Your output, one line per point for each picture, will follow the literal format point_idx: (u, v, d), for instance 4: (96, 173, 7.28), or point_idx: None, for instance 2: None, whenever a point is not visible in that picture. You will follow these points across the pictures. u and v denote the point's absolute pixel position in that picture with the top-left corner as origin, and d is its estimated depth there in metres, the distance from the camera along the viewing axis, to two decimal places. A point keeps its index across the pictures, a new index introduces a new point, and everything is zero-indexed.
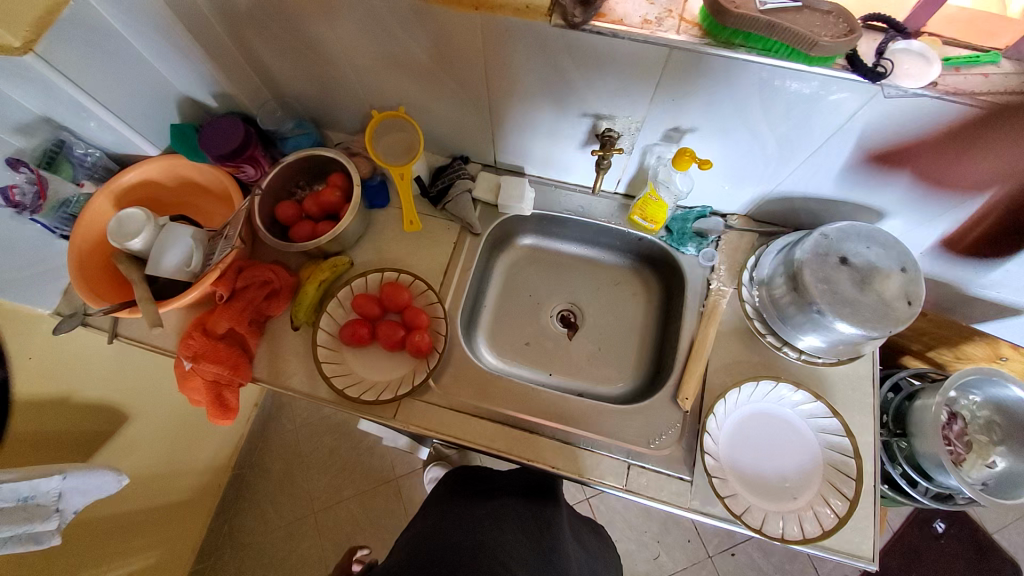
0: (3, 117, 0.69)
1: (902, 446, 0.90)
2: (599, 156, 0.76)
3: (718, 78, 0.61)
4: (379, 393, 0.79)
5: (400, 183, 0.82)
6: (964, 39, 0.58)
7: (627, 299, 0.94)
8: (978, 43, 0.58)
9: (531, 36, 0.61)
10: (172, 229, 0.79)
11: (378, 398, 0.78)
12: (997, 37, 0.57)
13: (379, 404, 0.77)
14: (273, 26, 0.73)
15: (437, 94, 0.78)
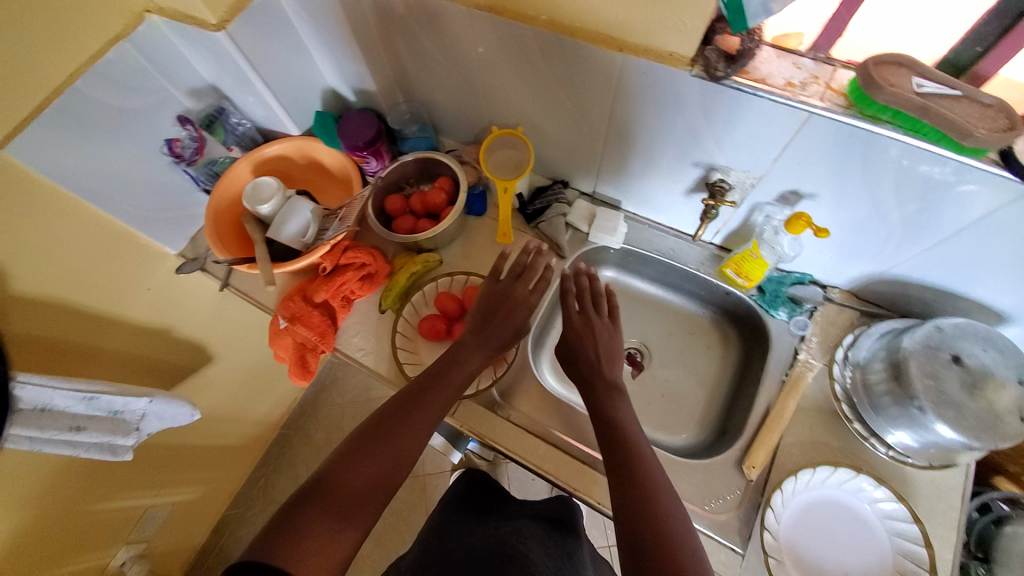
0: (179, 75, 0.84)
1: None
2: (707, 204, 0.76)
3: (850, 149, 0.60)
4: None
5: (501, 196, 0.87)
6: None
7: (700, 350, 0.92)
8: None
9: (666, 81, 0.64)
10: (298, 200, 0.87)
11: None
12: None
13: None
14: (425, 39, 0.80)
15: (557, 120, 0.81)
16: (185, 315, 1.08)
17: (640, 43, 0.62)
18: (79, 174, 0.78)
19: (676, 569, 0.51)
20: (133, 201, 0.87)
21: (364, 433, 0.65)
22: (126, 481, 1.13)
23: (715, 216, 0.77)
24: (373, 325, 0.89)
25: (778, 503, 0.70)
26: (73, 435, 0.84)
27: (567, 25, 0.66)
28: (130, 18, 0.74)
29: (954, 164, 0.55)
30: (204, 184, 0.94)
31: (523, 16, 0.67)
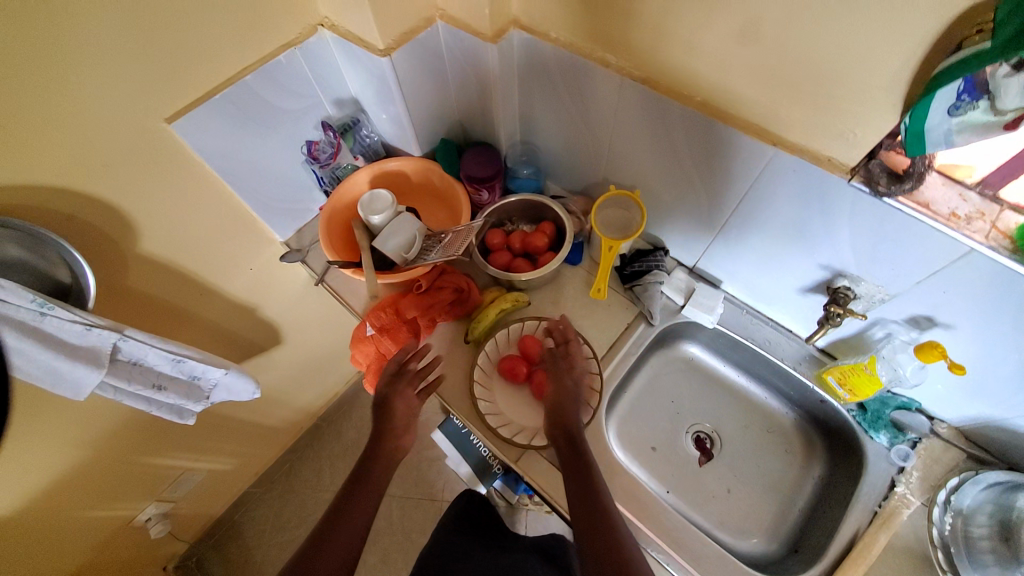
0: (329, 84, 0.90)
1: None
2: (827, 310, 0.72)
3: (1010, 291, 0.56)
4: (514, 433, 0.80)
5: (606, 254, 0.85)
6: None
7: (776, 452, 0.87)
8: None
9: (815, 183, 0.63)
10: (404, 217, 0.90)
11: (511, 438, 0.80)
12: None
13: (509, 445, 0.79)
14: (563, 93, 0.83)
15: (678, 193, 0.81)
16: (270, 298, 1.12)
17: (798, 141, 0.62)
18: (226, 157, 0.84)
19: None
20: (261, 188, 0.93)
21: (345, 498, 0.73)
22: (174, 443, 1.17)
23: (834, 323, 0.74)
24: (450, 350, 0.90)
25: None
26: (154, 393, 0.87)
27: (721, 110, 0.66)
28: (304, 29, 0.81)
29: None
30: (325, 185, 0.99)
31: (675, 92, 0.69)
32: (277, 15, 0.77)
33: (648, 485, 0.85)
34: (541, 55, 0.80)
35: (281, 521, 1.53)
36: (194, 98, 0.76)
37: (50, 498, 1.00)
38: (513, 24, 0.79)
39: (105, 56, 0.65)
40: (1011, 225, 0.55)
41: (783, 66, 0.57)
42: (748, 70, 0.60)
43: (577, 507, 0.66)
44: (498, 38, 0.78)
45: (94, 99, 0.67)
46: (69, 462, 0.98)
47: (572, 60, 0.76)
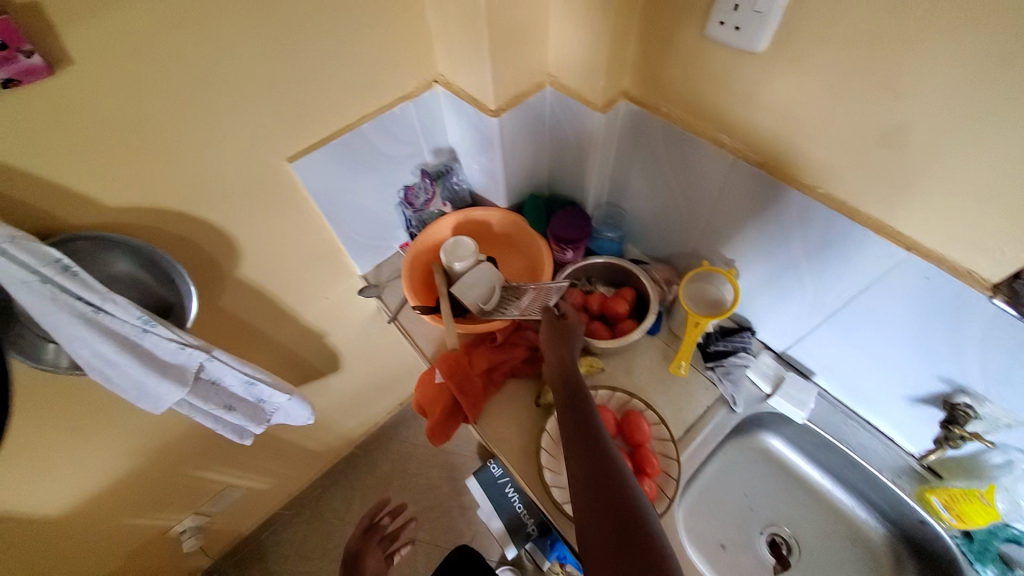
0: (432, 134, 0.93)
1: None
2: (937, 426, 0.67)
3: None
4: None
5: (691, 329, 0.82)
6: None
7: (862, 571, 0.79)
8: None
9: (947, 294, 0.59)
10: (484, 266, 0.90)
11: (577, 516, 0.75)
12: None
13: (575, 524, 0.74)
14: (663, 165, 0.83)
15: (777, 277, 0.78)
16: (339, 327, 1.14)
17: (932, 248, 0.59)
18: (329, 195, 0.87)
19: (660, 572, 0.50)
20: (354, 224, 0.96)
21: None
22: (223, 458, 1.17)
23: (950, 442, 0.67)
24: (518, 409, 0.87)
25: None
26: (223, 413, 0.88)
27: (843, 205, 0.64)
28: (420, 84, 0.85)
29: None
30: (410, 228, 1.00)
31: (793, 181, 0.67)
32: (399, 70, 0.81)
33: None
34: (648, 128, 0.80)
35: (305, 549, 1.50)
36: (314, 140, 0.80)
37: (106, 498, 1.02)
38: (623, 96, 0.80)
39: (248, 99, 0.69)
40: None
41: (926, 173, 0.55)
42: (882, 172, 0.58)
43: (592, 500, 0.58)
44: (607, 108, 0.80)
45: (230, 135, 0.71)
46: (130, 466, 1.00)
47: (680, 137, 0.76)
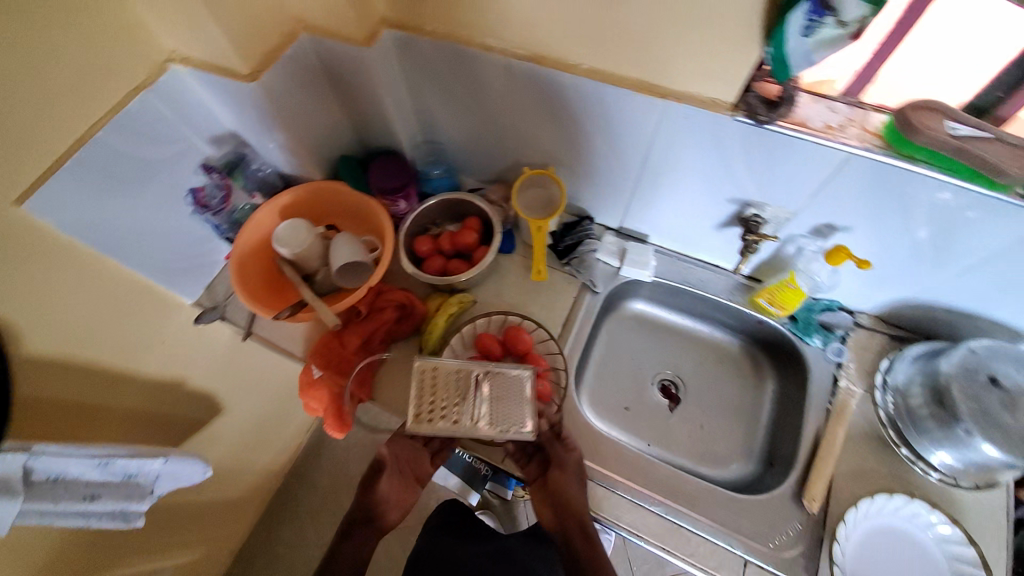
0: (199, 122, 0.81)
1: None
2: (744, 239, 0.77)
3: (885, 184, 0.63)
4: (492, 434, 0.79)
5: (536, 235, 0.84)
6: None
7: (734, 379, 0.92)
8: None
9: (707, 125, 0.66)
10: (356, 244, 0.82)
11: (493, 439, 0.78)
12: None
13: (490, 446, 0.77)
14: (452, 84, 0.81)
15: (588, 159, 0.83)
16: (195, 365, 1.01)
17: (683, 89, 0.64)
18: (97, 227, 0.74)
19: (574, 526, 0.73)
20: (149, 250, 0.84)
21: (375, 490, 0.84)
22: (126, 551, 1.04)
23: (753, 249, 0.79)
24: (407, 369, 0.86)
25: (843, 536, 0.69)
26: (86, 505, 0.74)
27: (608, 73, 0.67)
28: (151, 68, 0.72)
29: (987, 199, 0.58)
30: (226, 231, 0.94)
31: (561, 63, 0.69)
32: (113, 59, 0.67)
33: (630, 444, 0.88)
34: (422, 50, 0.77)
35: None
36: (38, 176, 0.64)
37: None
38: (384, 24, 0.75)
39: None
40: (873, 125, 0.61)
41: (654, 23, 0.58)
42: (622, 32, 0.61)
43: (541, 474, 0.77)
44: (371, 40, 0.75)
45: None
46: None
47: (454, 51, 0.74)
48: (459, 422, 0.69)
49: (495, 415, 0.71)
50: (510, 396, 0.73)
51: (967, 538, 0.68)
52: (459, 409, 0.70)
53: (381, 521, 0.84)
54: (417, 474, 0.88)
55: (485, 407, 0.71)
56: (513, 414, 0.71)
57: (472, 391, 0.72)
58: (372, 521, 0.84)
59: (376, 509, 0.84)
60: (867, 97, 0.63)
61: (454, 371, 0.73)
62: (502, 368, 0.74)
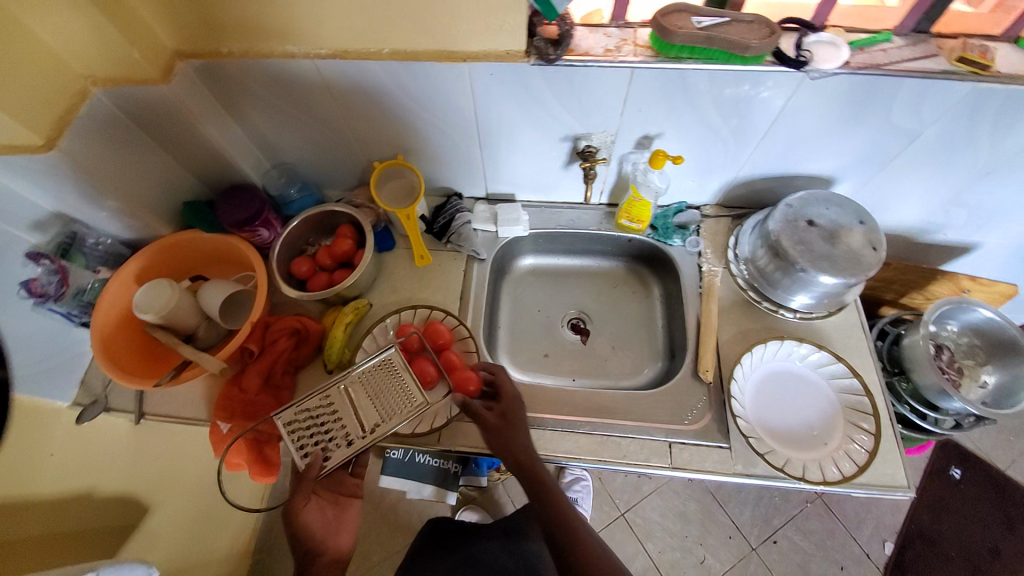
0: (11, 214, 0.71)
1: (904, 385, 0.94)
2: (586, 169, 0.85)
3: (675, 88, 0.71)
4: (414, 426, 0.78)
5: (408, 224, 0.86)
6: (860, 25, 0.70)
7: (627, 296, 1.02)
8: (869, 27, 0.70)
9: (513, 76, 0.72)
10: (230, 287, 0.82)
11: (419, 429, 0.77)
12: (884, 20, 0.69)
13: (423, 433, 0.78)
14: (275, 100, 0.81)
15: (430, 138, 0.86)
16: (104, 471, 0.91)
17: (480, 49, 0.70)
18: None
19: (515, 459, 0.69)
20: None
21: (301, 518, 0.67)
22: None
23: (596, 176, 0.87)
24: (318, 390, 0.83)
25: (737, 392, 0.80)
26: None
27: (410, 50, 0.71)
28: None
29: (748, 75, 0.68)
30: (79, 318, 0.85)
31: (364, 52, 0.72)
32: None
33: (557, 384, 0.94)
34: (226, 74, 0.76)
35: None
36: None
37: None
38: (180, 57, 0.74)
39: None
40: (642, 39, 0.70)
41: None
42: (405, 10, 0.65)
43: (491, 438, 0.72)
44: (169, 75, 0.74)
45: None
46: None
47: (259, 67, 0.75)
48: (354, 440, 0.69)
49: (382, 411, 0.72)
50: (384, 388, 0.74)
51: (831, 356, 0.81)
52: (345, 428, 0.70)
53: (334, 552, 0.69)
54: (344, 487, 0.75)
55: (365, 415, 0.71)
56: (396, 403, 0.73)
57: (348, 405, 0.72)
58: (316, 558, 0.67)
59: (312, 543, 0.67)
60: (631, 15, 0.71)
61: (319, 398, 0.72)
62: (365, 374, 0.75)
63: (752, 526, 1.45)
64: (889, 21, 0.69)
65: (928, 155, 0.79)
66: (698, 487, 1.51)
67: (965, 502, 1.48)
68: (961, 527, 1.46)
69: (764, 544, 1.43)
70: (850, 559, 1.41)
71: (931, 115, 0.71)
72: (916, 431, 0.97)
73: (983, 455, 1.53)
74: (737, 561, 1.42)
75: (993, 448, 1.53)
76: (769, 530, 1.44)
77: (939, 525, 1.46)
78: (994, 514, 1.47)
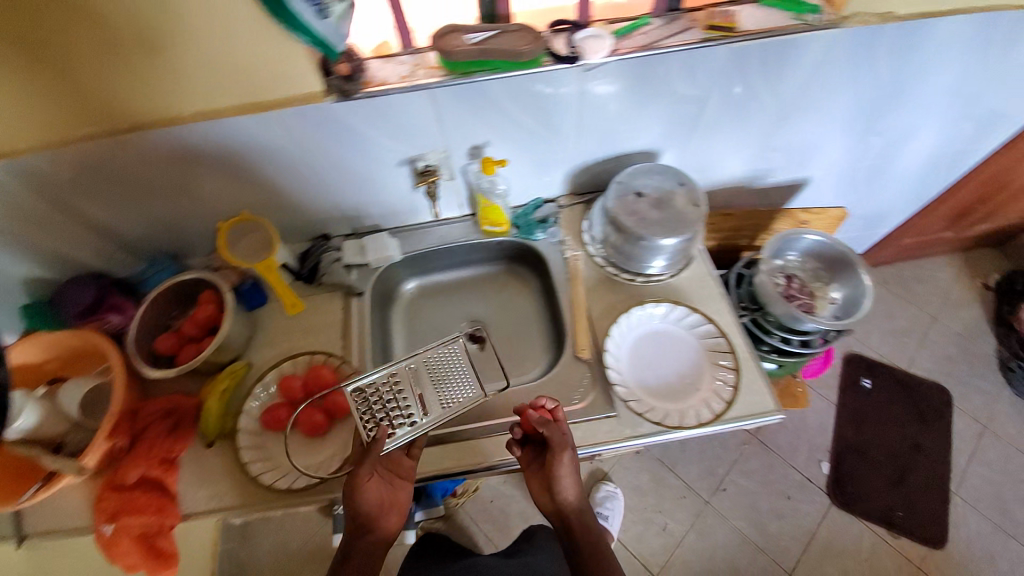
0: None
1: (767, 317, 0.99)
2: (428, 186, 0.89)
3: (478, 98, 0.76)
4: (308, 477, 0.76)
5: (271, 275, 0.86)
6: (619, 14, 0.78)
7: (513, 296, 1.06)
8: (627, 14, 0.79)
9: (324, 117, 0.75)
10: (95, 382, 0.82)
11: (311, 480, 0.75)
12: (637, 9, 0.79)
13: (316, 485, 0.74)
14: (97, 183, 0.79)
15: (273, 189, 0.87)
16: None
17: (282, 96, 0.73)
18: None
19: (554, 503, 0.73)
20: None
21: (359, 495, 0.69)
22: None
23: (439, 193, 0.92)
24: (205, 465, 0.79)
25: (612, 362, 0.84)
26: None
27: (216, 110, 0.73)
28: None
29: (535, 77, 0.74)
30: None
31: (172, 120, 0.73)
32: None
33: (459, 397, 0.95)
34: (35, 171, 0.75)
35: None
36: None
37: None
38: None
39: None
40: (432, 60, 0.74)
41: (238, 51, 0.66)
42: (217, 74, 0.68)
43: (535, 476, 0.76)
44: None
45: None
46: None
47: (78, 157, 0.74)
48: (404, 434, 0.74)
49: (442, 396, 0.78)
50: (452, 369, 0.82)
51: (688, 308, 0.87)
52: (408, 407, 0.76)
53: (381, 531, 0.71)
54: (405, 468, 0.73)
55: (427, 398, 0.77)
56: (451, 387, 0.79)
57: (449, 378, 0.80)
58: (372, 530, 0.70)
59: (363, 517, 0.69)
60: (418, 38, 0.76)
61: (387, 376, 0.79)
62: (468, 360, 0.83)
63: (701, 481, 1.54)
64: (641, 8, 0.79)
65: (720, 111, 0.88)
66: (647, 459, 1.57)
67: (878, 407, 1.63)
68: (881, 430, 1.60)
69: (715, 495, 1.52)
70: (793, 487, 1.52)
71: (704, 78, 0.81)
72: (803, 358, 1.02)
73: (880, 359, 1.70)
74: (694, 517, 1.49)
75: (887, 352, 1.71)
76: (717, 481, 1.53)
77: (863, 434, 1.59)
78: (905, 411, 1.63)
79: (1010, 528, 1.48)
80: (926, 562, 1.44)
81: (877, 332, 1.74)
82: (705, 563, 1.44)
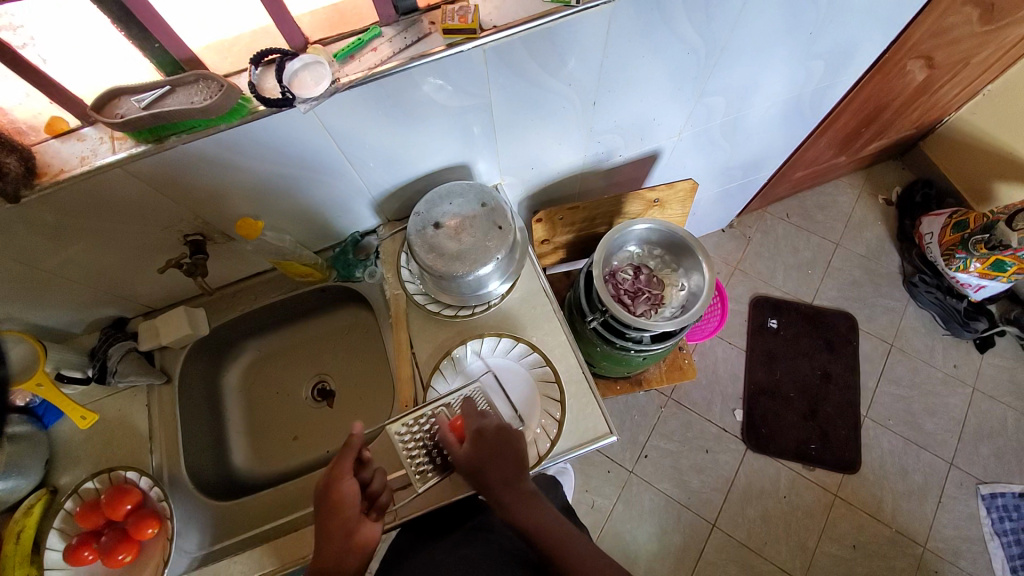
0: None
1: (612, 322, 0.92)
2: (184, 263, 0.80)
3: (198, 164, 0.65)
4: None
5: (49, 389, 0.78)
6: (343, 32, 0.64)
7: (358, 339, 0.98)
8: (354, 28, 0.64)
9: (12, 220, 0.63)
10: None
11: None
12: (364, 16, 0.64)
13: None
14: None
15: (17, 293, 0.75)
16: None
17: None
18: None
19: (503, 465, 0.67)
20: None
21: (348, 481, 0.65)
22: None
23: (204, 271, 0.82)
24: None
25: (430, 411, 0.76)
26: None
27: None
28: None
29: (250, 128, 0.62)
30: None
31: None
32: None
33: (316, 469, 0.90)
34: None
35: None
36: None
37: None
38: None
39: None
40: (117, 129, 0.62)
41: None
42: None
43: (479, 460, 0.67)
44: None
45: None
46: None
47: None
48: (419, 473, 0.71)
49: (413, 454, 0.71)
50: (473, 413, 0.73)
51: (513, 338, 0.81)
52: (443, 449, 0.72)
53: (359, 539, 0.62)
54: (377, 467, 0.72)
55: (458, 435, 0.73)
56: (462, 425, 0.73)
57: (432, 438, 0.72)
58: (352, 533, 0.62)
59: (346, 519, 0.63)
60: (81, 92, 0.59)
61: (419, 421, 0.72)
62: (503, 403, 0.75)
63: (623, 453, 1.54)
64: (368, 15, 0.64)
65: (512, 113, 0.78)
66: None
67: (788, 344, 1.64)
68: (793, 367, 1.62)
69: (638, 464, 1.53)
70: (711, 440, 1.54)
71: (471, 89, 0.70)
72: (665, 351, 0.97)
73: (786, 296, 1.70)
74: (619, 489, 1.50)
75: (793, 288, 1.71)
76: (638, 449, 1.54)
77: (775, 375, 1.61)
78: (814, 343, 1.64)
79: (916, 439, 1.54)
80: (842, 487, 1.49)
81: (782, 269, 1.73)
82: (635, 530, 1.46)
